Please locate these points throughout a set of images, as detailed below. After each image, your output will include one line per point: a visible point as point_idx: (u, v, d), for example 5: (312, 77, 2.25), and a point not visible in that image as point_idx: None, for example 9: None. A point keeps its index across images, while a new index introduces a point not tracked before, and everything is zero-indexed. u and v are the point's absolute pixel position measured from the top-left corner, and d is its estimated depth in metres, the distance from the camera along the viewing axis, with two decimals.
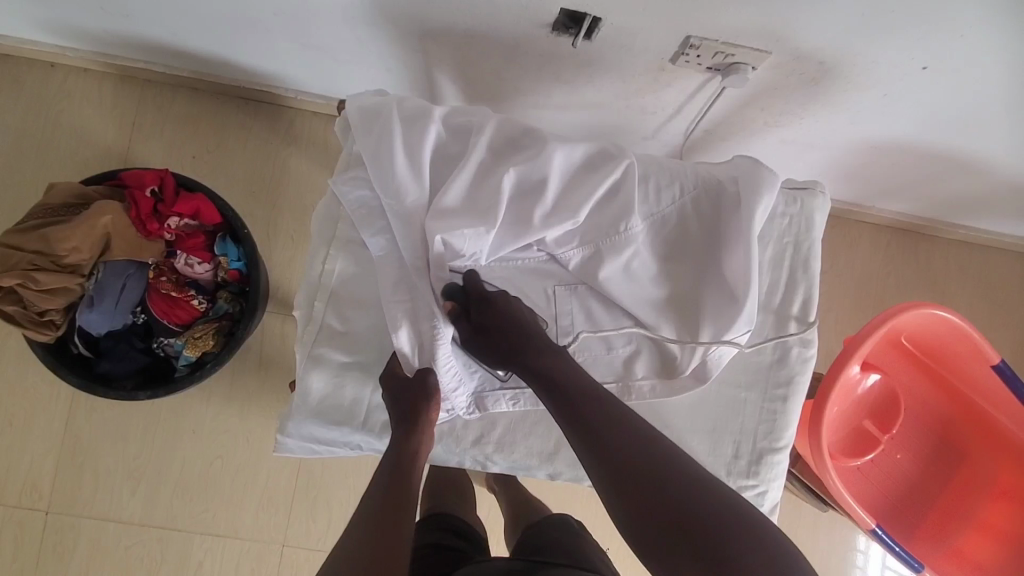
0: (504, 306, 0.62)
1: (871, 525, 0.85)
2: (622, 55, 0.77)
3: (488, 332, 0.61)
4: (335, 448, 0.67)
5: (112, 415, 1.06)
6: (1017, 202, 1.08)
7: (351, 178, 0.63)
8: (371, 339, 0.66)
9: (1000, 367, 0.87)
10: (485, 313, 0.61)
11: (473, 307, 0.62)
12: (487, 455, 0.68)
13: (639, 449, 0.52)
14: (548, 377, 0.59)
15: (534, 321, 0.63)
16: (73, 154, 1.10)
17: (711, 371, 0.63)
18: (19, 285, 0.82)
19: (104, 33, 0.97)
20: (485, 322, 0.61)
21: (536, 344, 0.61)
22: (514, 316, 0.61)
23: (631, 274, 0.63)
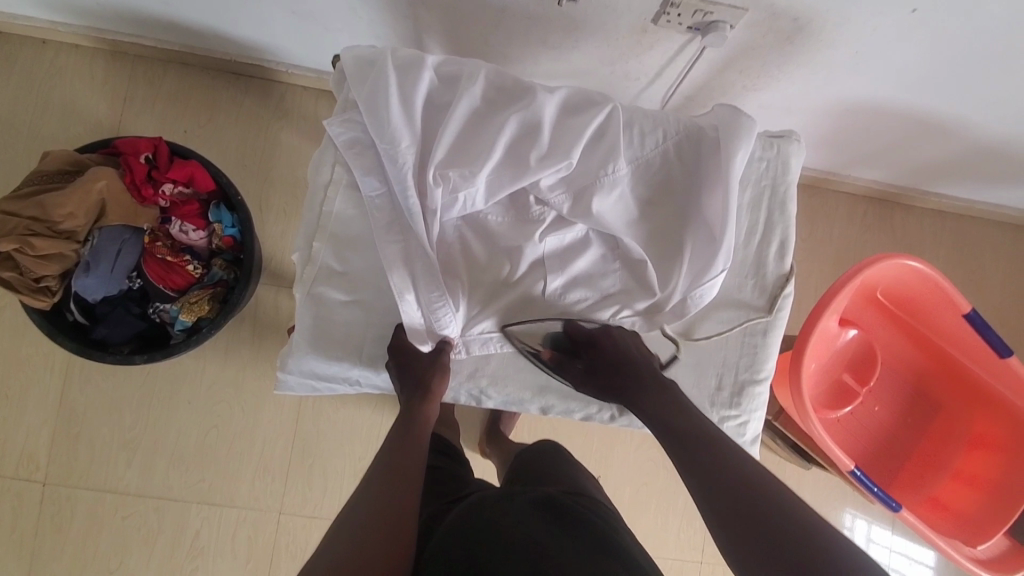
0: (609, 343, 0.68)
1: (850, 466, 0.88)
2: (605, 15, 0.80)
3: (598, 370, 0.67)
4: (335, 386, 0.70)
5: (108, 385, 1.07)
6: (986, 166, 1.13)
7: (344, 126, 0.65)
8: (367, 282, 0.68)
9: (971, 316, 0.90)
10: (594, 353, 0.68)
11: (580, 348, 0.69)
12: (482, 388, 0.70)
13: (735, 473, 0.55)
14: (655, 406, 0.64)
15: (641, 356, 0.67)
16: (64, 129, 1.10)
17: (689, 307, 0.65)
18: (16, 250, 0.84)
19: (95, 5, 0.98)
20: (595, 362, 0.67)
21: (636, 381, 0.66)
22: (620, 352, 0.67)
23: (616, 216, 0.66)
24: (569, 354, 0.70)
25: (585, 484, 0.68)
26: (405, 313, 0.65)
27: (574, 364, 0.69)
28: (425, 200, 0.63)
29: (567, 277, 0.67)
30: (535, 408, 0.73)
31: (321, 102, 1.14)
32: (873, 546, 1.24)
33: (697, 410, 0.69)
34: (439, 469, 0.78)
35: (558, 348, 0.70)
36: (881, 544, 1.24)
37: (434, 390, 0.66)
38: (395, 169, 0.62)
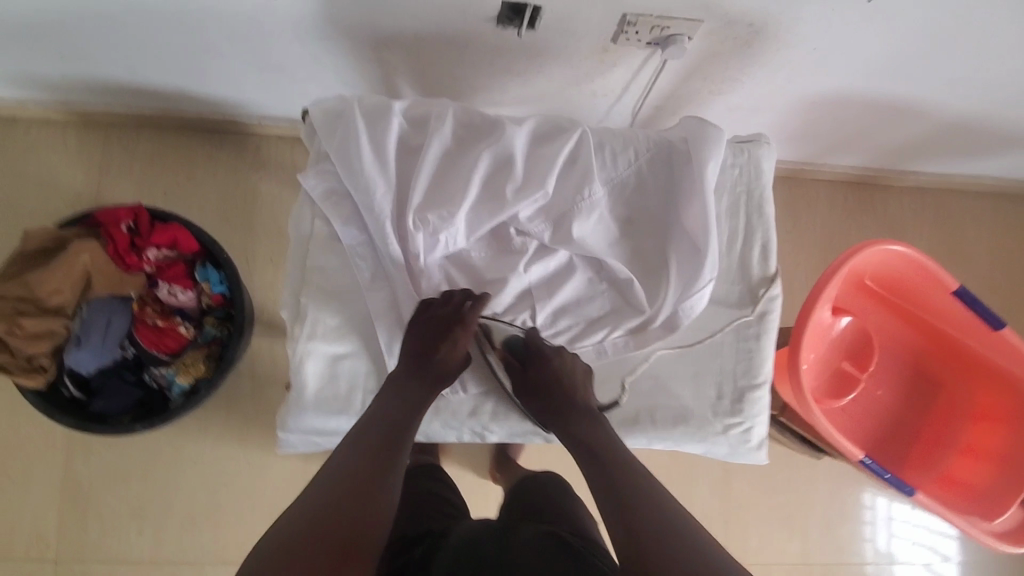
0: (558, 362, 0.67)
1: (859, 456, 0.88)
2: (566, 39, 0.81)
3: (542, 388, 0.67)
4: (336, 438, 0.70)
5: (111, 455, 1.06)
6: (956, 141, 1.14)
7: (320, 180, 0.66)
8: (359, 330, 0.68)
9: (960, 292, 0.91)
10: (541, 370, 0.67)
11: (529, 362, 0.68)
12: (484, 425, 0.70)
13: (665, 527, 0.54)
14: (593, 437, 0.65)
15: (582, 383, 0.68)
16: (43, 203, 1.11)
17: (681, 319, 0.66)
18: (6, 332, 0.84)
19: (63, 80, 0.99)
20: (540, 377, 0.67)
21: (572, 407, 0.67)
22: (568, 377, 0.67)
23: (597, 238, 0.67)
24: (518, 360, 0.69)
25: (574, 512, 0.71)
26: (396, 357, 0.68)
27: (518, 372, 0.69)
28: (404, 237, 0.63)
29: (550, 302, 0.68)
30: (540, 438, 0.72)
31: (297, 149, 1.15)
32: (896, 524, 1.24)
33: (700, 422, 0.68)
34: (432, 495, 0.78)
35: (512, 353, 0.69)
36: (901, 524, 1.24)
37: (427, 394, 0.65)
38: (376, 216, 0.63)
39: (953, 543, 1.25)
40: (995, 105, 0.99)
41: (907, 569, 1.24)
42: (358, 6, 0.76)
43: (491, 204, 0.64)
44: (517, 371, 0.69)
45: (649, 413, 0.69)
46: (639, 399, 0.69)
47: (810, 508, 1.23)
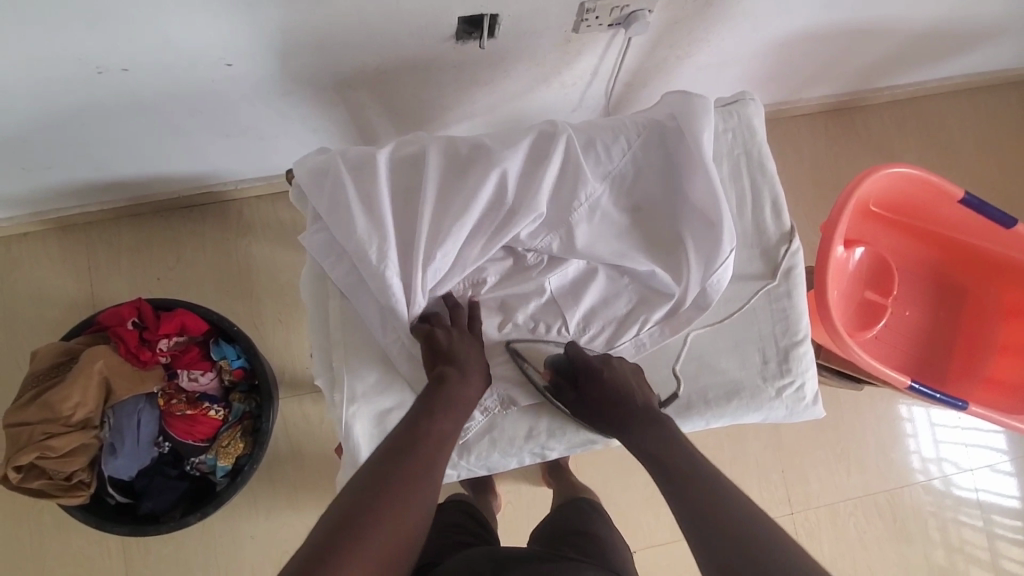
0: (608, 375, 0.66)
1: (906, 381, 0.88)
2: (528, 40, 0.80)
3: (597, 402, 0.66)
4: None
5: (169, 550, 1.05)
6: (927, 48, 1.13)
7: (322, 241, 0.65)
8: (395, 378, 0.68)
9: (967, 200, 0.91)
10: (592, 385, 0.66)
11: (579, 378, 0.67)
12: (543, 444, 0.70)
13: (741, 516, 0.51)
14: (653, 442, 0.62)
15: (635, 395, 0.66)
16: (40, 318, 1.09)
17: (712, 296, 0.66)
18: (38, 457, 0.82)
19: (33, 192, 0.97)
20: (592, 393, 0.66)
21: (631, 416, 0.65)
22: (617, 388, 0.65)
23: (609, 233, 0.66)
24: (567, 386, 0.68)
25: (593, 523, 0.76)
26: None
27: (573, 393, 0.68)
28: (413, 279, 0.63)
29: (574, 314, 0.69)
30: (600, 443, 0.71)
31: (279, 205, 1.13)
32: (938, 429, 1.25)
33: (753, 391, 0.68)
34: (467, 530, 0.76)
35: (558, 372, 0.68)
36: (948, 435, 1.25)
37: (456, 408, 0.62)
38: (386, 264, 0.62)
39: (1000, 437, 1.26)
40: (958, 5, 0.99)
41: (960, 470, 1.24)
42: (315, 55, 0.75)
43: (491, 227, 0.64)
44: (569, 390, 0.68)
45: (701, 394, 0.68)
46: (688, 381, 0.69)
47: (861, 439, 1.23)
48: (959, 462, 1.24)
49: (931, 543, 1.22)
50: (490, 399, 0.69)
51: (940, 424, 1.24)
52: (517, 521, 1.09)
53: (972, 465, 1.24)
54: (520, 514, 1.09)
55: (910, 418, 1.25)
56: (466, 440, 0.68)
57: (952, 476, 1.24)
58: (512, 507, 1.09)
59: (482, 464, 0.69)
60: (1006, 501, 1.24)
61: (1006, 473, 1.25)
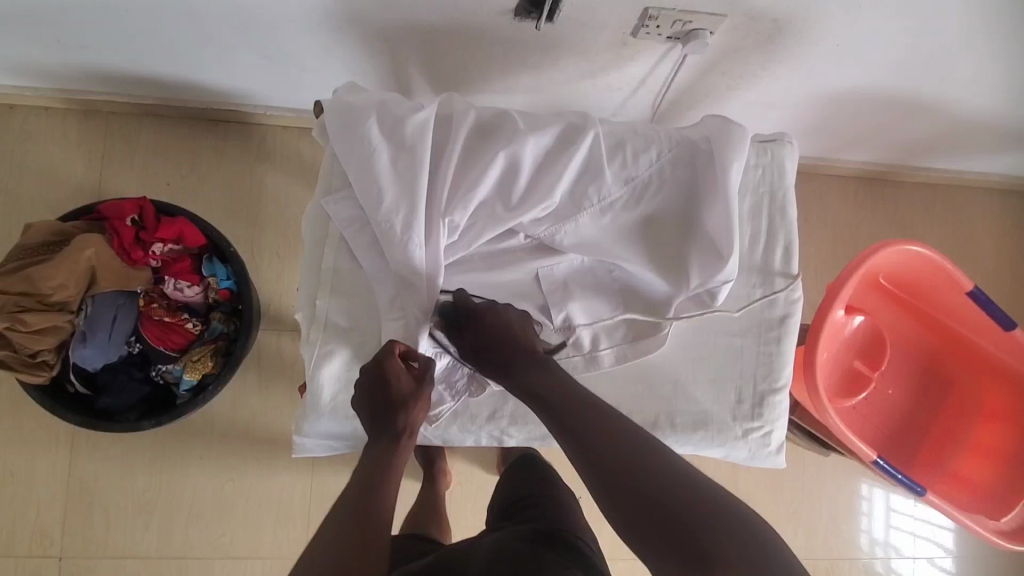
0: (493, 317, 0.64)
1: (872, 457, 0.88)
2: (584, 33, 0.79)
3: (481, 347, 0.63)
4: (351, 444, 0.70)
5: (116, 449, 1.05)
6: (973, 138, 1.13)
7: (338, 190, 0.66)
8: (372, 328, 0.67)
9: (974, 293, 0.91)
10: (475, 328, 0.63)
11: (464, 322, 0.64)
12: (503, 429, 0.70)
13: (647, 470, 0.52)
14: (552, 397, 0.59)
15: (523, 333, 0.64)
16: (43, 195, 1.08)
17: None
18: (7, 328, 0.82)
19: (65, 68, 0.97)
20: (477, 338, 0.63)
21: (521, 358, 0.62)
22: (502, 327, 0.63)
23: (616, 237, 0.66)
24: (455, 326, 0.64)
25: (542, 479, 0.79)
26: None
27: (459, 337, 0.64)
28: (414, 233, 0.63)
29: (557, 314, 0.67)
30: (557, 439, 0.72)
31: (303, 140, 1.13)
32: (894, 515, 1.25)
33: (720, 426, 0.68)
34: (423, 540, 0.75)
35: (445, 319, 0.64)
36: (901, 521, 1.25)
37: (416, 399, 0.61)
38: (392, 215, 0.62)
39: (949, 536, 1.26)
40: (1014, 103, 0.99)
41: (902, 559, 1.25)
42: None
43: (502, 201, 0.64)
44: (456, 337, 0.64)
45: (669, 418, 0.68)
46: (661, 403, 0.68)
47: (816, 504, 1.23)
48: (905, 552, 1.25)
49: None
50: (459, 381, 0.68)
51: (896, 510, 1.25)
52: (463, 503, 1.09)
53: (917, 557, 1.25)
54: (467, 496, 1.10)
55: (869, 497, 1.25)
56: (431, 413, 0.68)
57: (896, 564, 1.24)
58: (460, 487, 1.10)
59: (439, 435, 0.70)
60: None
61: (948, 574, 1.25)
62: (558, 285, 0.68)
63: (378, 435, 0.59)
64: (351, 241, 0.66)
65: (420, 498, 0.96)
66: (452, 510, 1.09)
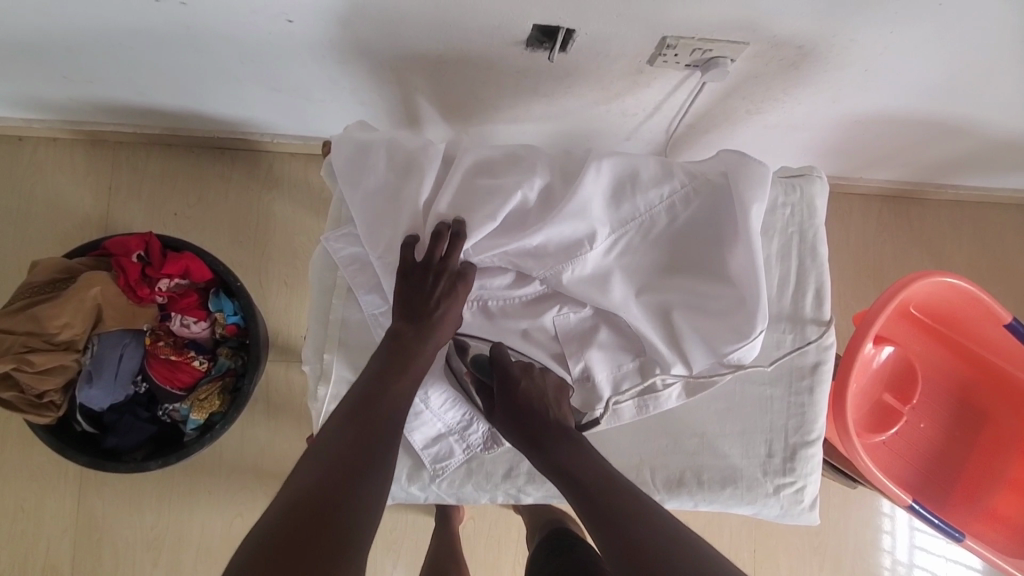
0: (526, 386, 0.61)
1: (907, 500, 0.84)
2: (599, 62, 0.76)
3: (512, 413, 0.61)
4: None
5: (124, 486, 1.03)
6: (1004, 157, 1.08)
7: (343, 235, 0.63)
8: None
9: (1013, 325, 0.87)
10: (509, 395, 0.61)
11: (495, 387, 0.62)
12: (520, 487, 0.67)
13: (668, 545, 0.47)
14: (576, 463, 0.57)
15: (552, 403, 0.62)
16: (52, 227, 1.07)
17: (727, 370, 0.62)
18: (14, 369, 0.80)
19: (71, 101, 0.96)
20: (507, 403, 0.61)
21: (550, 433, 0.60)
22: (531, 396, 0.61)
23: (627, 275, 0.63)
24: (485, 387, 0.63)
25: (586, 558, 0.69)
26: (416, 429, 0.65)
27: (490, 397, 0.63)
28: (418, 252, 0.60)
29: (573, 363, 0.64)
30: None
31: (311, 167, 1.11)
32: (918, 535, 1.20)
33: (750, 482, 0.65)
34: None
35: (479, 373, 0.64)
36: (927, 541, 1.20)
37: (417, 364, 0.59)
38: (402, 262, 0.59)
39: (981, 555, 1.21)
40: None
41: None
42: (379, 31, 0.72)
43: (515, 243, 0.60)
44: (486, 396, 0.63)
45: (695, 473, 0.65)
46: (686, 458, 0.65)
47: (844, 537, 1.19)
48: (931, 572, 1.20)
49: None
50: (476, 436, 0.67)
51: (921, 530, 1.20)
52: (477, 537, 1.06)
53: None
54: (480, 532, 1.06)
55: (891, 514, 1.20)
56: (443, 470, 0.66)
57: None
58: (474, 523, 1.06)
59: (452, 493, 0.67)
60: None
61: None
62: (574, 335, 0.64)
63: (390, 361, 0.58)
64: (359, 289, 0.63)
65: (433, 539, 0.93)
66: (466, 546, 1.06)
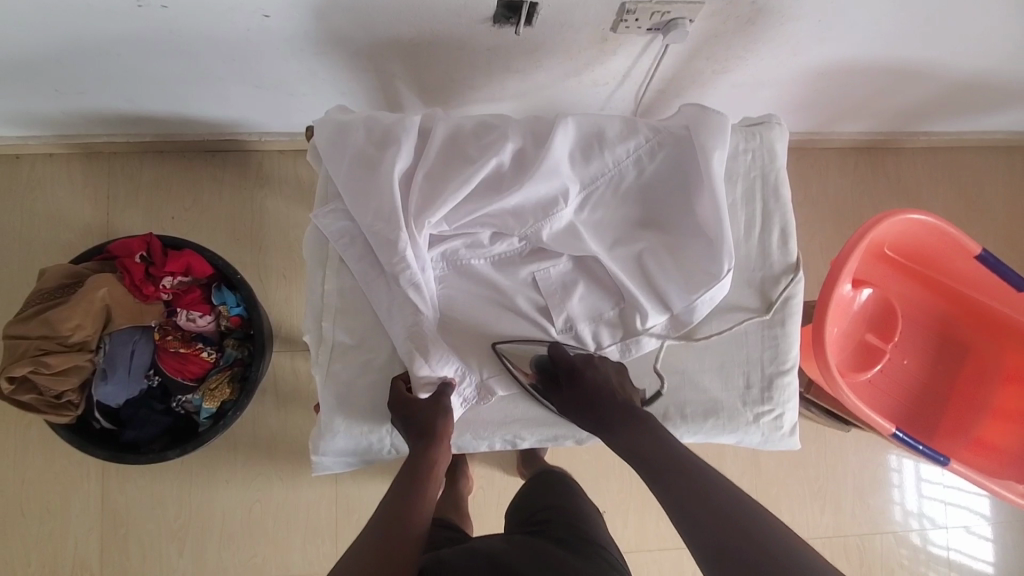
0: (592, 372, 0.65)
1: (890, 429, 0.88)
2: (564, 32, 0.80)
3: (581, 403, 0.65)
4: (352, 459, 0.72)
5: (145, 479, 1.08)
6: (969, 100, 1.12)
7: (331, 211, 0.67)
8: (377, 342, 0.69)
9: (984, 256, 0.89)
10: (575, 384, 0.65)
11: (563, 378, 0.66)
12: (516, 433, 0.71)
13: (712, 496, 0.54)
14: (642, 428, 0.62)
15: (620, 387, 0.66)
16: (56, 239, 1.11)
17: (697, 312, 0.65)
18: (31, 371, 0.84)
19: (64, 114, 0.99)
20: (578, 393, 0.65)
21: (617, 414, 0.63)
22: (602, 385, 0.64)
23: (602, 227, 0.67)
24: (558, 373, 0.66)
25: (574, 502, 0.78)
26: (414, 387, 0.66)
27: (558, 392, 0.67)
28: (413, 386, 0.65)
29: (557, 315, 0.68)
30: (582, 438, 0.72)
31: (300, 162, 1.14)
32: (925, 485, 1.26)
33: (729, 412, 0.69)
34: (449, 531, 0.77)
35: (542, 373, 0.67)
36: (931, 490, 1.26)
37: (441, 429, 0.63)
38: (389, 228, 0.62)
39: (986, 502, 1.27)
40: (1009, 61, 0.97)
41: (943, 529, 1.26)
42: (350, 19, 0.75)
43: (491, 201, 0.63)
44: (556, 391, 0.67)
45: (679, 408, 0.69)
46: (669, 395, 0.69)
47: (841, 481, 1.24)
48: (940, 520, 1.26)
49: None
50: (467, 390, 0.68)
51: (927, 480, 1.26)
52: (486, 504, 1.11)
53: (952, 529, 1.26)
54: (490, 500, 1.11)
55: (898, 468, 1.26)
56: None
57: (931, 533, 1.25)
58: (483, 491, 1.11)
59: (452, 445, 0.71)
60: (983, 566, 1.25)
61: (986, 539, 1.26)
62: (557, 287, 0.68)
63: (414, 440, 0.63)
64: (351, 261, 0.67)
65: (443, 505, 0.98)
66: (477, 514, 1.10)
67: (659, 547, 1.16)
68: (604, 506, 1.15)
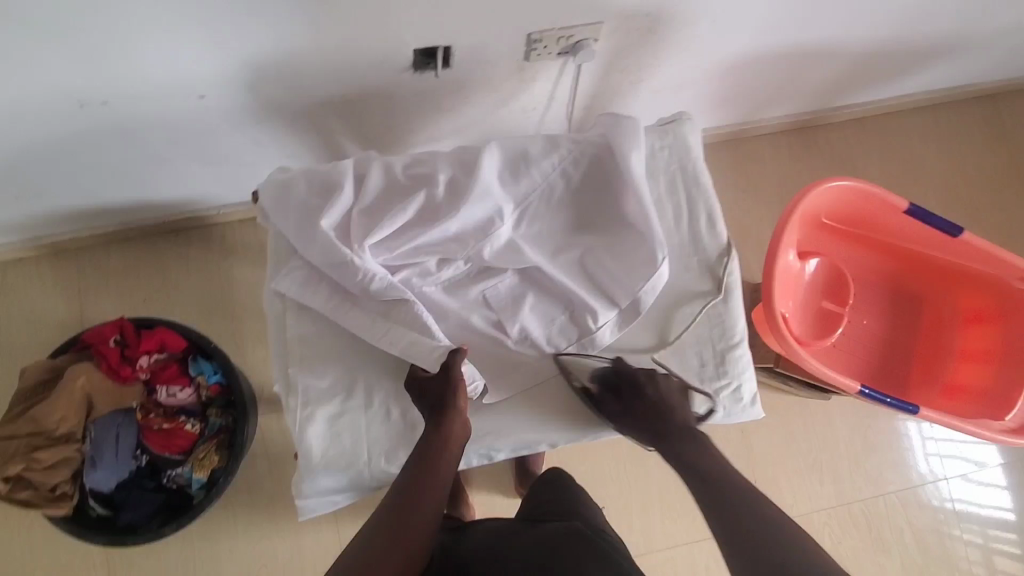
0: (653, 386, 0.71)
1: (856, 386, 0.91)
2: (483, 68, 0.86)
3: (641, 416, 0.71)
4: (351, 494, 0.71)
5: (148, 563, 1.07)
6: (877, 70, 1.19)
7: (284, 264, 0.71)
8: (344, 377, 0.71)
9: (912, 210, 0.94)
10: (639, 397, 0.71)
11: (625, 389, 0.71)
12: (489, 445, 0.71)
13: (764, 526, 0.57)
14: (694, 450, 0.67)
15: (676, 404, 0.71)
16: (32, 339, 1.13)
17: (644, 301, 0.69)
18: (25, 468, 0.88)
19: (26, 218, 1.03)
20: (637, 408, 0.71)
21: (674, 429, 0.70)
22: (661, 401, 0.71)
23: (541, 239, 0.71)
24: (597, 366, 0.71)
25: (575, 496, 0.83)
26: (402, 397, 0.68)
27: (618, 402, 0.72)
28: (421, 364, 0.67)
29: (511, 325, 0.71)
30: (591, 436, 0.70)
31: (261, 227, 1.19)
32: (931, 443, 1.29)
33: (691, 393, 0.71)
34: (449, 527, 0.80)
35: (605, 384, 0.72)
36: (941, 448, 1.29)
37: (454, 408, 0.66)
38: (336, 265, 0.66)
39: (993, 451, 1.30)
40: (899, 30, 1.05)
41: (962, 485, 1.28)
42: (281, 87, 0.81)
43: (430, 227, 0.67)
44: (613, 403, 0.71)
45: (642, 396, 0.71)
46: (633, 384, 0.71)
47: (834, 447, 1.27)
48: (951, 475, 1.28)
49: (906, 544, 1.25)
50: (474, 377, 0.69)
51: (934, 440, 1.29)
52: None
53: (966, 482, 1.28)
54: None
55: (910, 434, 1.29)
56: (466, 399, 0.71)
57: (947, 490, 1.27)
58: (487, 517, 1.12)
59: None
60: (1003, 513, 1.27)
61: (1000, 486, 1.28)
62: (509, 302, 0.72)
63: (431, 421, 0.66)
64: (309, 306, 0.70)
65: None
66: None
67: (667, 544, 1.17)
68: (608, 512, 1.17)
